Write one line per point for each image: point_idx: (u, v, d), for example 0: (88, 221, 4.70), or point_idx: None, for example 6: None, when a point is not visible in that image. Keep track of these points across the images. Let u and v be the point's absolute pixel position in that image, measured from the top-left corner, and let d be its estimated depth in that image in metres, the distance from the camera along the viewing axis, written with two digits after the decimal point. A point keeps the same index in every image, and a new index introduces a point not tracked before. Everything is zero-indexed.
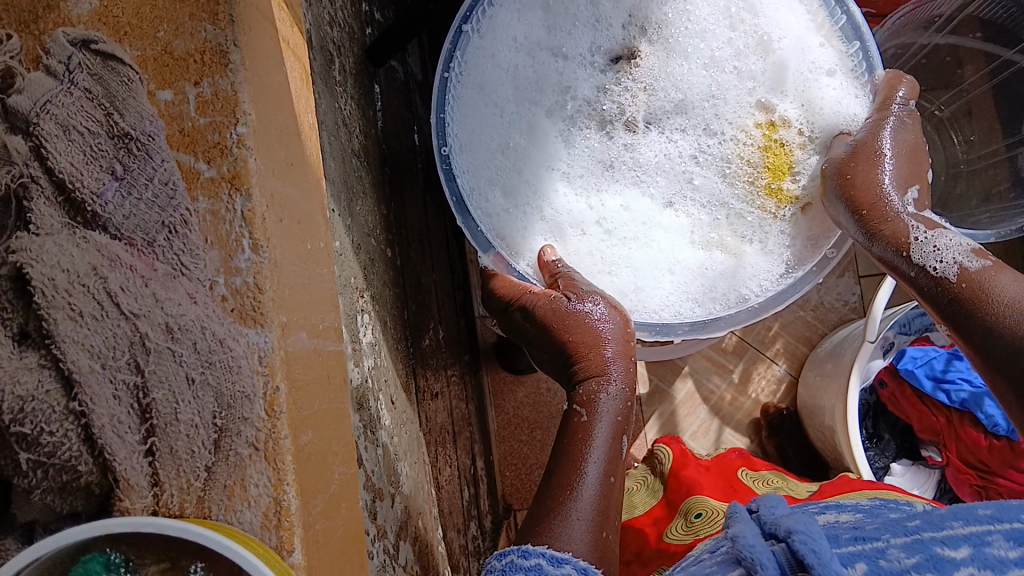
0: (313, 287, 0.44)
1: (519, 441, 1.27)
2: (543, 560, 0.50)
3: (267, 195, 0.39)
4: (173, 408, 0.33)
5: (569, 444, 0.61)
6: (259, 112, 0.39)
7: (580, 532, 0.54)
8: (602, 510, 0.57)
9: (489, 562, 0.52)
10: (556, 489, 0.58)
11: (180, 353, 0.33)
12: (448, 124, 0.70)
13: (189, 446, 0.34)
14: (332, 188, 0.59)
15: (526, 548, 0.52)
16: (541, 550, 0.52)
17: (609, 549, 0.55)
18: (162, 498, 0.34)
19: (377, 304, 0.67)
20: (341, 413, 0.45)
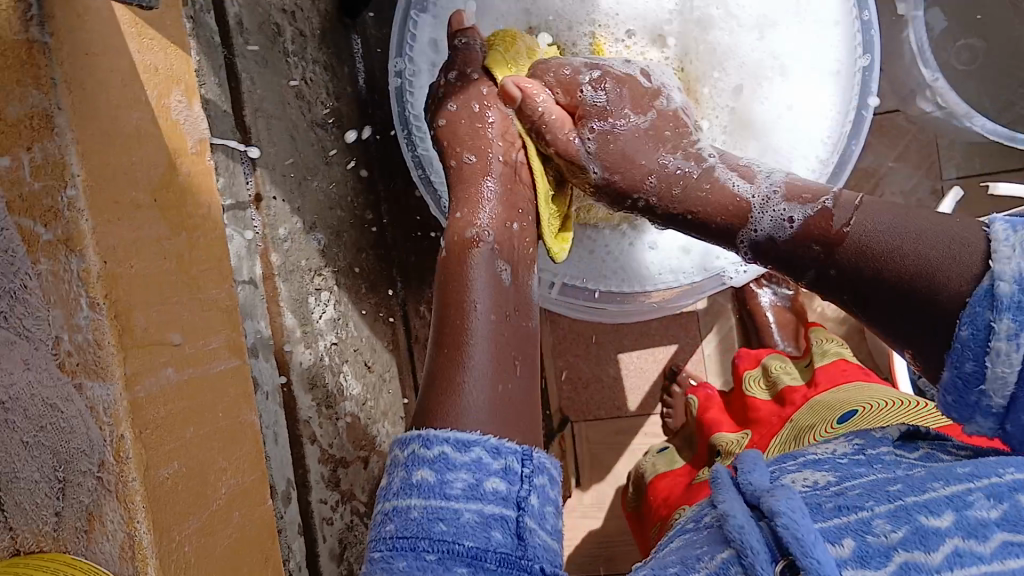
0: (194, 313, 0.46)
1: (576, 356, 1.19)
2: (448, 447, 0.44)
3: (112, 248, 0.41)
4: (13, 470, 0.41)
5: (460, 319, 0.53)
6: (94, 167, 0.40)
7: (480, 389, 0.49)
8: (501, 366, 0.51)
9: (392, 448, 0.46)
10: (448, 337, 0.52)
11: (14, 419, 0.40)
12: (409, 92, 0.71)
13: (33, 499, 0.41)
14: (270, 174, 0.60)
15: (428, 434, 0.45)
16: (443, 435, 0.45)
17: (515, 402, 0.50)
18: (20, 539, 0.42)
19: (346, 276, 0.69)
20: (239, 424, 0.49)
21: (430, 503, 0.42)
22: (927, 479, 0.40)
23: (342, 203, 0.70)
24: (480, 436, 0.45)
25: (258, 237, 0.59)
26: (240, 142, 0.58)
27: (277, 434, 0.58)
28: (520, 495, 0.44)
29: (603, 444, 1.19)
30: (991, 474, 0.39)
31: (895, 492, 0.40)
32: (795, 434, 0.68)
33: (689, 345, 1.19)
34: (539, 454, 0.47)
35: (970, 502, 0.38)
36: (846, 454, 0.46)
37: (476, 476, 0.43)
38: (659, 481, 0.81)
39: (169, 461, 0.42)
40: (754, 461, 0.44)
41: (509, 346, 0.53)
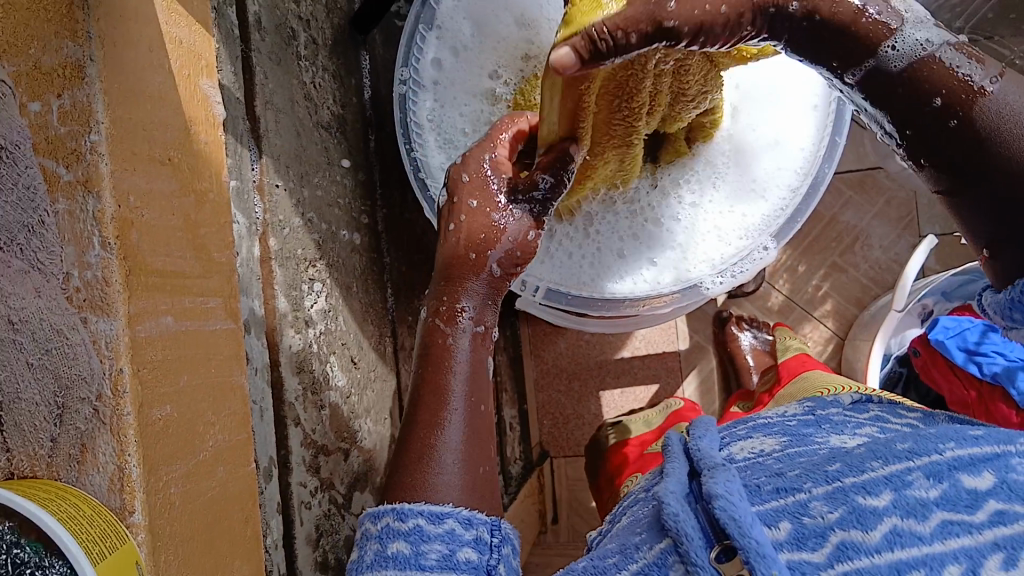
0: (196, 270, 0.48)
1: (556, 391, 1.21)
2: (422, 521, 0.45)
3: (126, 193, 0.43)
4: (15, 390, 0.40)
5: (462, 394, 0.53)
6: (117, 118, 0.43)
7: (456, 434, 0.51)
8: (474, 444, 0.51)
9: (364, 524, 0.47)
10: (421, 418, 0.52)
11: (20, 341, 0.40)
12: (412, 97, 0.75)
13: (31, 421, 0.41)
14: (275, 164, 0.63)
15: (403, 509, 0.46)
16: (418, 508, 0.46)
17: (489, 484, 0.51)
18: (14, 463, 0.41)
19: (339, 272, 0.71)
20: (229, 383, 0.50)
21: (405, 572, 0.42)
22: (864, 458, 0.40)
23: (341, 203, 0.72)
24: (452, 508, 0.46)
25: (259, 221, 0.61)
26: (250, 130, 0.61)
27: (263, 411, 0.60)
28: (490, 562, 0.44)
29: (579, 479, 1.20)
30: (930, 451, 0.39)
31: (834, 472, 0.39)
32: None
33: (669, 385, 1.20)
34: (504, 526, 0.47)
35: (910, 481, 0.37)
36: (796, 418, 0.51)
37: (449, 546, 0.44)
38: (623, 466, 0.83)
39: (163, 404, 0.44)
40: (703, 431, 0.48)
41: (482, 418, 0.53)
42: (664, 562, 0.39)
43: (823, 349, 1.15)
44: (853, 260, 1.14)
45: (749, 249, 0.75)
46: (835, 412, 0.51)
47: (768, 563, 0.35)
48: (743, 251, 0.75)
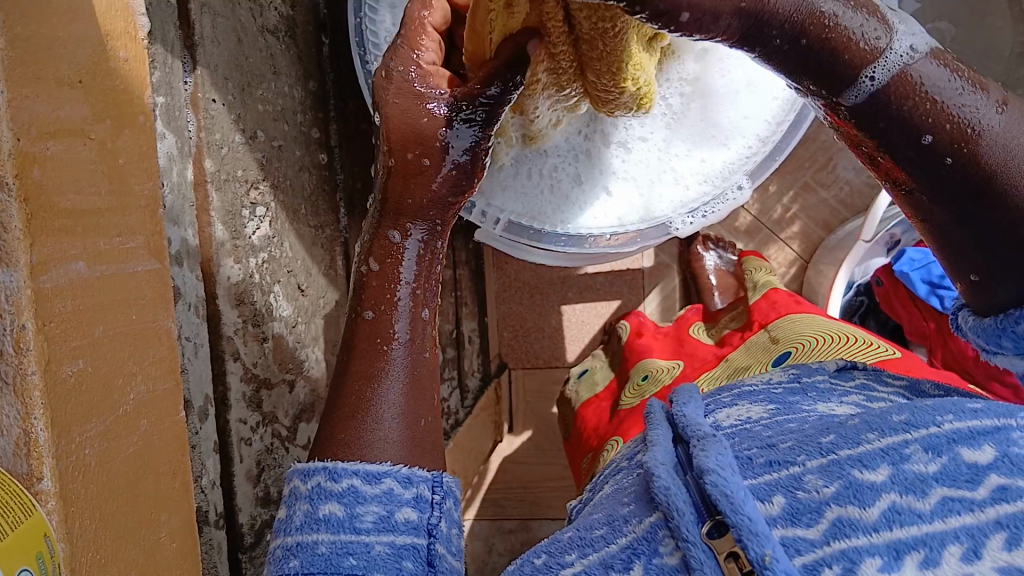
0: (116, 210, 0.44)
1: (518, 304, 1.19)
2: (357, 480, 0.43)
3: (27, 126, 0.38)
4: None
5: (370, 304, 0.49)
6: (11, 32, 0.37)
7: (401, 405, 0.46)
8: (416, 391, 0.48)
9: (294, 480, 0.45)
10: (364, 344, 0.48)
11: None
12: (369, 9, 0.68)
13: None
14: (212, 76, 0.57)
15: (335, 467, 0.44)
16: (352, 468, 0.43)
17: (432, 438, 0.48)
18: None
19: (285, 193, 0.66)
20: (154, 329, 0.46)
21: (339, 538, 0.41)
22: (859, 428, 0.35)
23: (288, 115, 0.67)
24: (392, 466, 0.44)
25: (192, 141, 0.56)
26: (182, 38, 0.55)
27: (198, 348, 0.56)
28: (431, 521, 0.43)
29: (537, 393, 1.20)
30: (929, 423, 0.33)
31: (828, 444, 0.34)
32: (729, 375, 0.64)
33: (630, 304, 1.18)
34: (448, 479, 0.46)
35: (907, 455, 0.32)
36: (782, 384, 0.51)
37: (388, 507, 0.43)
38: (586, 407, 0.79)
39: (75, 358, 0.40)
40: (689, 398, 0.46)
41: (425, 377, 0.49)
42: (653, 537, 0.35)
43: (788, 275, 1.13)
44: (825, 182, 1.10)
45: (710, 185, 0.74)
46: (821, 380, 0.50)
47: (762, 542, 0.31)
48: (718, 191, 0.74)
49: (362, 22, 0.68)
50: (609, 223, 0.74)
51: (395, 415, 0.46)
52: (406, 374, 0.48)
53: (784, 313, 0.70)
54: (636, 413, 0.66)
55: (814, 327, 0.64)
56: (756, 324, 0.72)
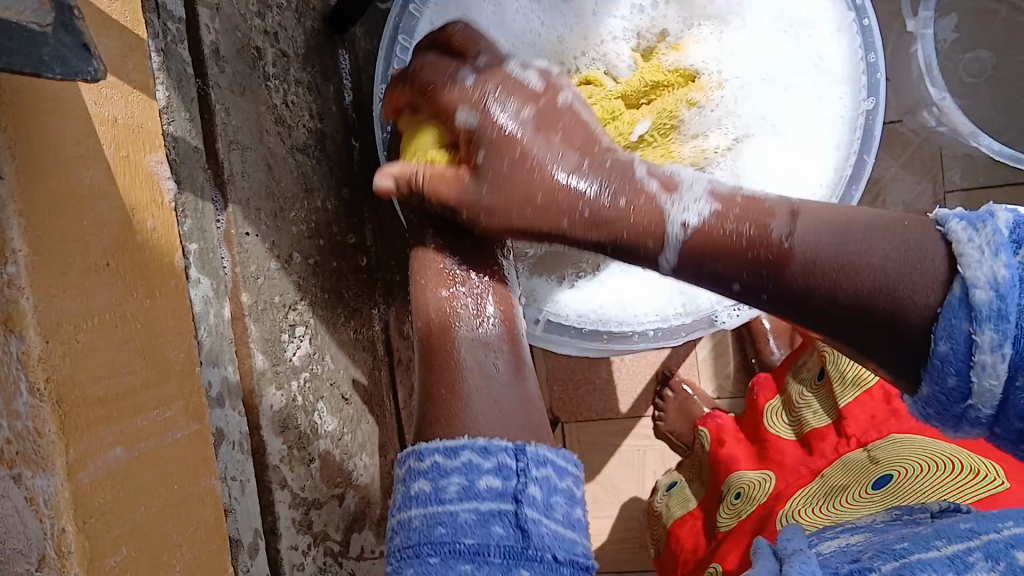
0: (152, 385, 0.43)
1: (567, 359, 1.16)
2: (439, 456, 0.46)
3: (56, 325, 0.38)
4: None
5: (442, 384, 0.52)
6: (37, 231, 0.37)
7: (492, 400, 0.51)
8: (502, 414, 0.50)
9: (401, 466, 0.49)
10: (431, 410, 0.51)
11: None
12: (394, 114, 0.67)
13: None
14: (243, 209, 0.56)
15: (422, 447, 0.48)
16: (435, 443, 0.47)
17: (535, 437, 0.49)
18: None
19: (323, 306, 0.66)
20: (198, 492, 0.46)
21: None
22: (929, 536, 0.45)
23: (322, 229, 0.66)
24: (469, 440, 0.47)
25: (228, 276, 0.55)
26: (212, 177, 0.54)
27: (244, 485, 0.56)
28: (517, 487, 0.46)
29: (592, 445, 1.16)
30: (990, 530, 0.43)
31: (903, 550, 0.45)
32: (824, 495, 0.66)
33: (682, 355, 1.15)
34: (535, 448, 0.48)
35: (970, 563, 0.42)
36: (883, 522, 0.52)
37: (467, 477, 0.46)
38: (682, 527, 0.82)
39: (118, 548, 0.40)
40: (791, 537, 0.52)
41: (512, 408, 0.51)
42: None
43: None
44: None
45: None
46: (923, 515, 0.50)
47: None
48: None
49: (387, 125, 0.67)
50: (651, 323, 0.73)
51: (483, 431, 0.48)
52: (484, 411, 0.50)
53: (884, 430, 0.68)
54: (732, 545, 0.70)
55: (913, 450, 0.63)
56: (849, 439, 0.70)
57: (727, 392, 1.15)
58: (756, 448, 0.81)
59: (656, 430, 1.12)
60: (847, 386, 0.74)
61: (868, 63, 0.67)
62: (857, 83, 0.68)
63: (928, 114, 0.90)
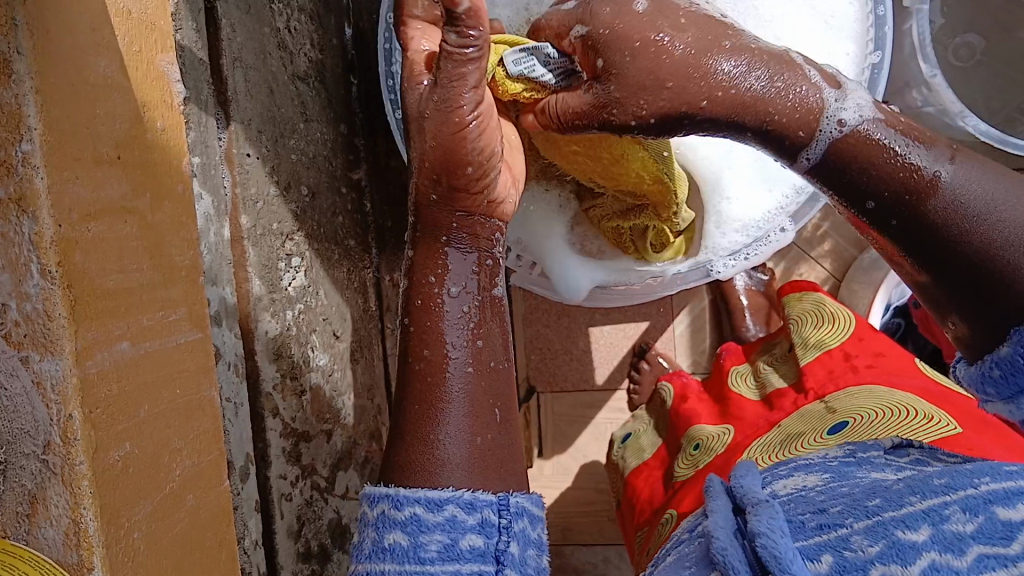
0: (159, 282, 0.43)
1: (545, 325, 1.15)
2: (419, 509, 0.46)
3: (68, 211, 0.37)
4: None
5: (425, 347, 0.52)
6: (55, 111, 0.36)
7: (456, 445, 0.49)
8: (477, 412, 0.51)
9: (362, 508, 0.48)
10: (419, 386, 0.51)
11: None
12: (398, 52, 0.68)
13: None
14: (245, 130, 0.56)
15: (397, 495, 0.46)
16: (414, 495, 0.46)
17: (495, 451, 0.51)
18: None
19: (319, 241, 0.65)
20: (198, 401, 0.46)
21: (405, 568, 0.44)
22: (903, 493, 0.42)
23: (320, 161, 0.66)
24: (454, 492, 0.46)
25: (228, 197, 0.55)
26: (216, 94, 0.54)
27: (239, 408, 0.55)
28: (499, 547, 0.45)
29: (566, 416, 1.17)
30: (966, 486, 0.40)
31: (874, 508, 0.42)
32: (785, 439, 0.70)
33: (660, 324, 1.16)
34: (516, 499, 0.48)
35: (947, 515, 0.39)
36: (836, 457, 0.54)
37: (450, 535, 0.45)
38: (637, 477, 0.86)
39: (121, 443, 0.40)
40: (745, 471, 0.51)
41: (489, 391, 0.52)
42: None
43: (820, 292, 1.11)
44: None
45: (750, 230, 0.74)
46: (876, 454, 0.53)
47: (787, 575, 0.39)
48: (762, 233, 0.75)
49: (391, 60, 0.68)
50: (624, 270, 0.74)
51: (453, 435, 0.50)
52: (466, 395, 0.51)
53: (841, 382, 0.73)
54: (688, 488, 0.72)
55: (871, 400, 0.68)
56: (809, 391, 0.74)
57: (701, 367, 1.17)
58: (716, 405, 0.84)
59: (630, 402, 1.13)
60: (809, 349, 0.79)
61: (877, 16, 0.70)
62: (865, 37, 0.71)
63: (915, 92, 0.89)
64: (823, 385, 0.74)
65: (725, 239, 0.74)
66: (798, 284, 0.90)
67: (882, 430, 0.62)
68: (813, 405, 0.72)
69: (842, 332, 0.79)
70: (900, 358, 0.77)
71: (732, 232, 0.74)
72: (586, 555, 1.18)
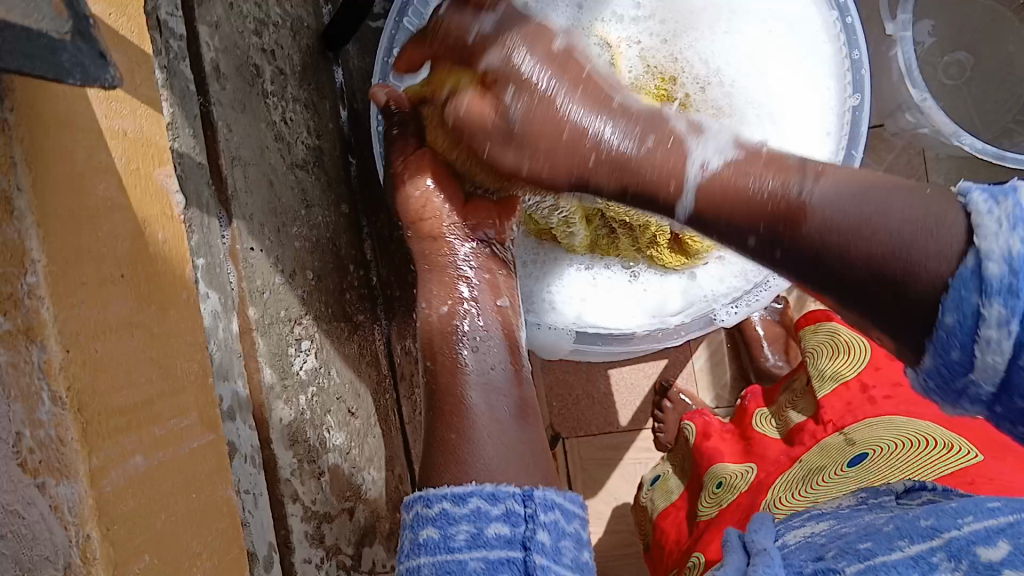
0: (170, 391, 0.44)
1: (564, 372, 1.16)
2: (448, 504, 0.51)
3: (75, 335, 0.38)
4: None
5: (457, 395, 0.58)
6: (60, 239, 0.37)
7: (495, 457, 0.54)
8: (516, 459, 0.55)
9: (405, 522, 0.53)
10: (443, 424, 0.57)
11: None
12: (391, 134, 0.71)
13: None
14: (247, 224, 0.57)
15: (430, 495, 0.52)
16: (444, 492, 0.52)
17: (527, 459, 0.55)
18: None
19: (328, 323, 0.67)
20: (213, 502, 0.47)
21: (438, 558, 0.49)
22: (892, 536, 0.44)
23: (323, 244, 0.67)
24: (477, 486, 0.51)
25: (234, 291, 0.56)
26: (216, 194, 0.55)
27: (258, 498, 0.56)
28: (525, 534, 0.50)
29: (592, 459, 1.17)
30: (952, 527, 0.42)
31: (867, 551, 0.44)
32: (806, 475, 0.69)
33: (678, 361, 1.16)
34: (542, 491, 0.52)
35: (934, 565, 0.41)
36: (849, 506, 0.52)
37: (476, 525, 0.50)
38: (665, 519, 0.85)
39: (141, 556, 0.40)
40: (759, 524, 0.53)
41: (518, 438, 0.56)
42: None
43: None
44: None
45: (743, 275, 0.75)
46: (893, 497, 0.51)
47: None
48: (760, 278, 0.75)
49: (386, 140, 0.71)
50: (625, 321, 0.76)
51: (487, 467, 0.53)
52: (508, 412, 0.58)
53: (859, 416, 0.72)
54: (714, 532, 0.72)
55: (889, 431, 0.67)
56: (829, 424, 0.74)
57: (724, 400, 1.16)
58: (740, 445, 0.83)
59: (656, 441, 1.12)
60: (827, 381, 0.78)
61: (852, 60, 0.72)
62: (843, 79, 0.73)
63: (909, 115, 0.89)
64: (841, 420, 0.73)
65: (718, 282, 0.76)
66: (814, 315, 0.90)
67: (900, 468, 0.62)
68: (831, 439, 0.71)
69: (859, 361, 0.78)
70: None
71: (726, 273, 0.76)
72: None
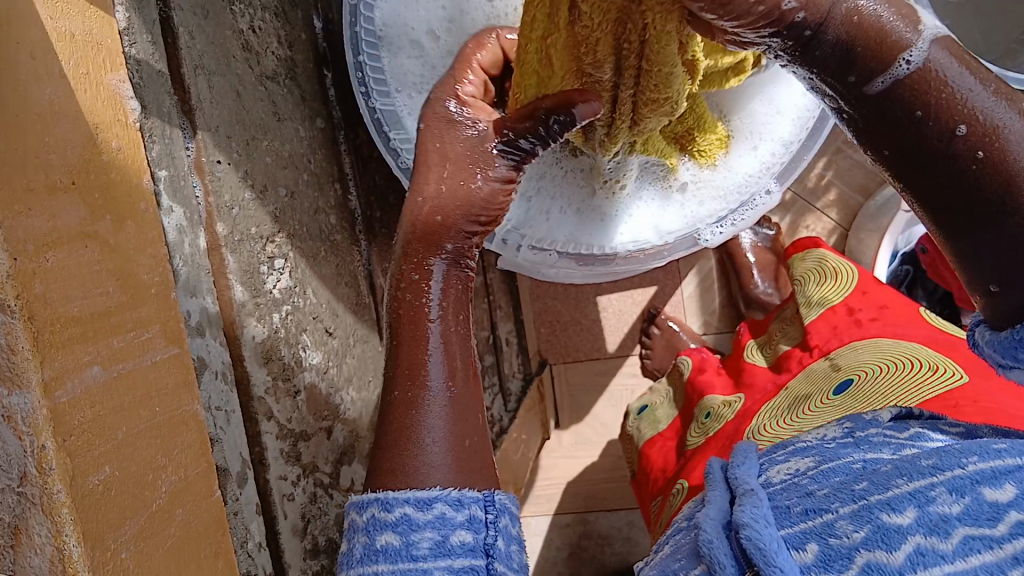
0: (130, 303, 0.43)
1: (553, 298, 1.15)
2: (410, 508, 0.44)
3: (22, 243, 0.36)
4: None
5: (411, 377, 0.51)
6: (2, 140, 0.36)
7: (441, 447, 0.48)
8: (459, 430, 0.49)
9: (352, 514, 0.46)
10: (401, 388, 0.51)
11: None
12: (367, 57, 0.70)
13: None
14: (212, 137, 0.55)
15: (387, 496, 0.45)
16: (404, 495, 0.45)
17: (478, 457, 0.49)
18: None
19: (303, 242, 0.65)
20: (179, 416, 0.46)
21: (398, 566, 0.42)
22: (891, 475, 0.40)
23: (297, 160, 0.66)
24: (442, 490, 0.45)
25: (201, 206, 0.55)
26: (179, 103, 0.53)
27: (230, 415, 0.56)
28: (487, 542, 0.44)
29: (581, 385, 1.17)
30: (953, 466, 0.38)
31: (861, 491, 0.40)
32: (791, 402, 0.69)
33: (668, 288, 1.14)
34: (500, 496, 0.47)
35: (933, 497, 0.37)
36: (835, 439, 0.51)
37: (441, 532, 0.43)
38: (652, 447, 0.85)
39: (100, 467, 0.40)
40: (742, 460, 0.51)
41: (474, 445, 0.50)
42: None
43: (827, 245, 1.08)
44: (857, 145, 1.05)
45: (729, 197, 0.75)
46: (875, 432, 0.50)
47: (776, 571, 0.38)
48: (744, 199, 0.75)
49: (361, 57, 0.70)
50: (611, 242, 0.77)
51: (440, 446, 0.48)
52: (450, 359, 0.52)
53: (846, 338, 0.71)
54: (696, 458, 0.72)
55: (876, 354, 0.67)
56: (815, 350, 0.74)
57: (712, 328, 1.14)
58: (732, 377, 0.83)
59: (644, 368, 1.12)
60: (814, 308, 0.78)
61: None
62: None
63: None
64: (828, 345, 0.73)
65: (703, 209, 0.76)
66: (801, 242, 0.88)
67: (884, 389, 0.61)
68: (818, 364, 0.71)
69: (846, 287, 0.78)
70: (905, 306, 0.74)
71: (713, 195, 0.75)
72: (611, 521, 1.15)
